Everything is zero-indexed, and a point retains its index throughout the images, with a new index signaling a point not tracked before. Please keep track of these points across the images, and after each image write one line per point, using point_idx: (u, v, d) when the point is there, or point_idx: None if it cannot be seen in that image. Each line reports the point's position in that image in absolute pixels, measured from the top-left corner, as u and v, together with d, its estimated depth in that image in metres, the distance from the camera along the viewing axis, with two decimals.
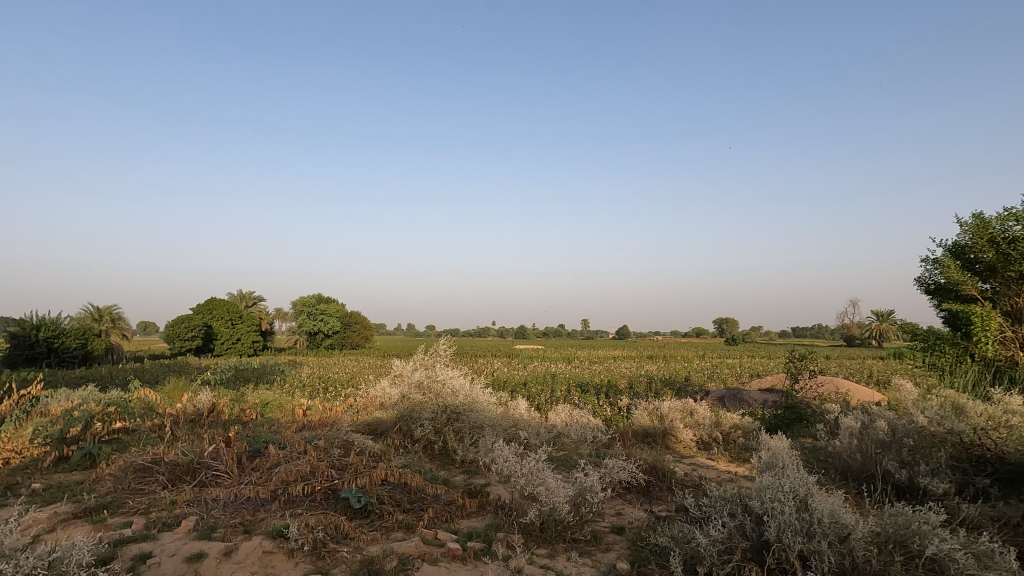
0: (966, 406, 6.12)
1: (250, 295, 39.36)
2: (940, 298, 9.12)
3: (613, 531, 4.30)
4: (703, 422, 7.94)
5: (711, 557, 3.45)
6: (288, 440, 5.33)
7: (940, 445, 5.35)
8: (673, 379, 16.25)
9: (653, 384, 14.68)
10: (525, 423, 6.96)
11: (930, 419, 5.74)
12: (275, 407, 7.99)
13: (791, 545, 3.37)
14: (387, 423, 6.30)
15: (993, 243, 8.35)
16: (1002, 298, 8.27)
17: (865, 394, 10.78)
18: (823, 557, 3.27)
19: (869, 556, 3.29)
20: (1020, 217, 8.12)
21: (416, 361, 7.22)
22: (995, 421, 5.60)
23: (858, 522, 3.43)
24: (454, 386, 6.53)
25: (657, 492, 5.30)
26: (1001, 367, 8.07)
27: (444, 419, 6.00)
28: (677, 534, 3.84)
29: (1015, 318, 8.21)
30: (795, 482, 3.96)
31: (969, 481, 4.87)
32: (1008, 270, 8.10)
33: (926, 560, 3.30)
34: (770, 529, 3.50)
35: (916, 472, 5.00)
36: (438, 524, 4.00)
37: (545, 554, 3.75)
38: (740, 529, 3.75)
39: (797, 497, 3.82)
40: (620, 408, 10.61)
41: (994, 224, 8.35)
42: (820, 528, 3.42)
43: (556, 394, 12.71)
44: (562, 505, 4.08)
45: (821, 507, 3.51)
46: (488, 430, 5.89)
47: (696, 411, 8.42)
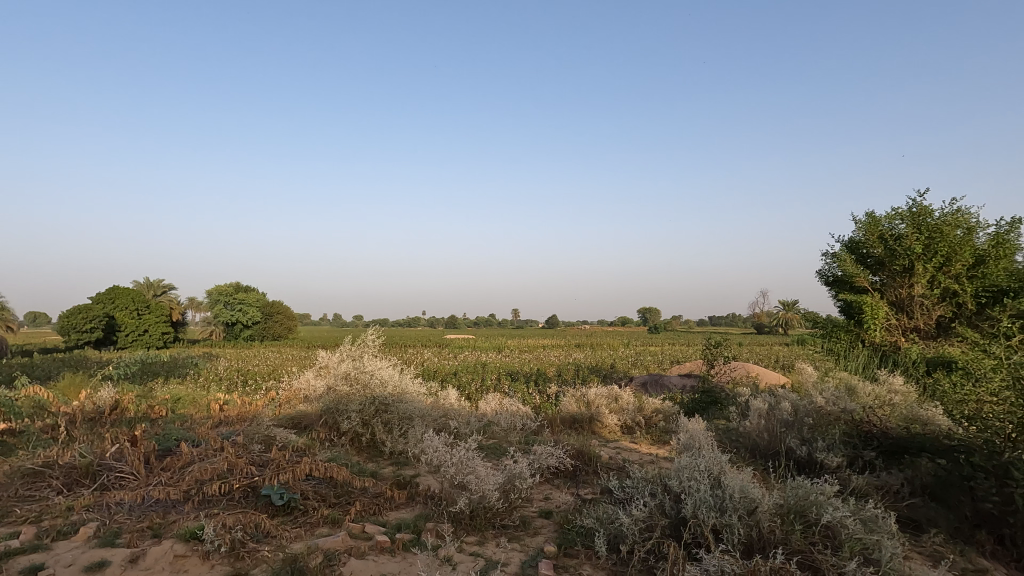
0: (858, 387, 6.80)
1: (158, 282, 36.57)
2: (836, 290, 9.99)
3: (541, 515, 4.43)
4: (627, 407, 8.29)
5: (633, 535, 3.65)
6: (202, 436, 5.04)
7: (835, 423, 5.92)
8: (599, 367, 16.73)
9: (579, 372, 15.15)
10: (455, 412, 6.96)
11: (827, 400, 6.32)
12: (188, 402, 7.52)
13: (705, 520, 3.61)
14: (311, 416, 6.09)
15: (882, 239, 9.30)
16: (889, 289, 9.25)
17: (772, 377, 11.66)
18: (734, 529, 3.54)
19: (773, 526, 3.59)
20: (904, 216, 9.11)
21: (342, 352, 7.00)
22: (881, 400, 6.33)
23: (763, 496, 3.73)
24: (383, 376, 6.41)
25: (584, 475, 5.50)
26: (886, 352, 8.99)
27: (372, 410, 5.89)
28: (602, 515, 4.00)
29: (898, 307, 9.22)
30: (710, 461, 4.22)
31: (859, 454, 5.48)
32: (895, 263, 9.10)
33: (821, 527, 3.65)
34: (687, 506, 3.72)
35: (815, 448, 5.50)
36: (365, 517, 3.93)
37: (475, 541, 3.80)
38: (660, 507, 3.96)
39: (712, 475, 4.08)
40: (549, 396, 10.85)
41: (883, 222, 9.30)
42: (731, 503, 3.68)
43: (486, 383, 12.83)
44: (492, 492, 4.13)
45: (732, 483, 3.78)
46: (418, 420, 5.84)
47: (620, 396, 8.78)
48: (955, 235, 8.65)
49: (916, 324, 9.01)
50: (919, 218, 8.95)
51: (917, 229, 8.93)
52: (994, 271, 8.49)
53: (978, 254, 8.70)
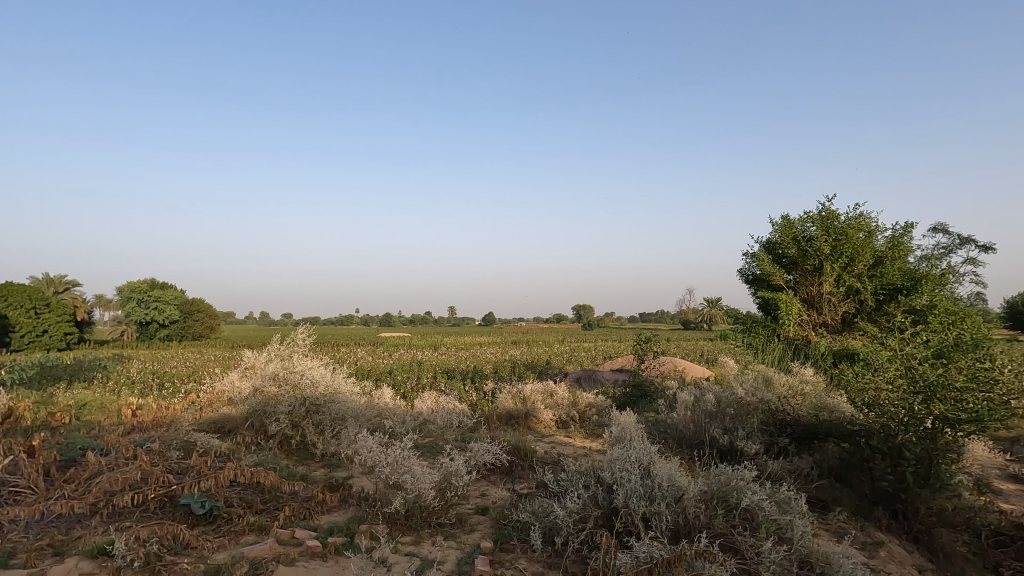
0: (774, 378, 7.29)
1: (60, 278, 33.48)
2: (754, 288, 10.64)
3: (477, 512, 4.45)
4: (562, 402, 8.46)
5: (567, 527, 3.74)
6: (112, 444, 4.66)
7: (753, 412, 6.31)
8: (535, 364, 16.94)
9: (516, 368, 15.29)
10: (389, 411, 6.84)
11: (747, 391, 6.74)
12: (96, 408, 6.93)
13: (636, 508, 3.75)
14: (236, 420, 5.78)
15: (795, 241, 10.01)
16: (802, 287, 9.96)
17: (697, 371, 12.26)
18: (662, 517, 3.71)
19: (698, 511, 3.80)
20: (815, 219, 9.84)
21: (270, 352, 6.69)
22: (793, 390, 6.82)
23: (689, 483, 3.94)
24: (315, 376, 6.19)
25: (519, 470, 5.57)
26: (798, 345, 9.68)
27: (303, 411, 5.67)
28: (538, 509, 4.06)
29: (809, 304, 9.95)
30: (640, 452, 4.40)
31: (774, 441, 5.88)
32: (806, 263, 9.81)
33: (741, 510, 3.90)
34: (619, 496, 3.85)
35: (735, 437, 5.85)
36: (295, 523, 3.80)
37: (410, 541, 3.76)
38: (594, 498, 4.07)
39: (642, 466, 4.25)
40: (485, 393, 10.88)
41: (796, 225, 10.01)
42: (660, 491, 3.85)
43: (422, 381, 12.69)
44: (428, 490, 4.09)
45: (660, 472, 3.95)
46: (351, 420, 5.70)
47: (555, 392, 8.95)
48: (858, 237, 9.44)
49: (824, 319, 9.76)
50: (827, 222, 9.70)
51: (825, 231, 9.68)
52: (889, 270, 9.35)
53: (877, 255, 9.54)
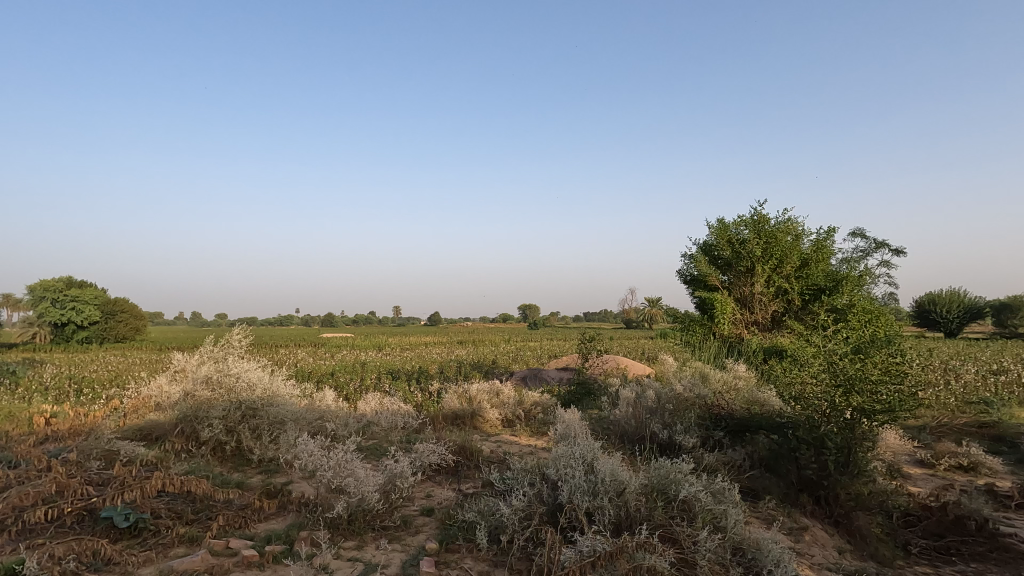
0: (710, 375, 7.62)
1: None
2: (692, 288, 11.07)
3: (422, 513, 4.41)
4: (507, 401, 8.50)
5: (513, 525, 3.78)
6: (23, 456, 4.31)
7: (691, 408, 6.57)
8: (481, 363, 16.94)
9: (462, 368, 15.24)
10: (331, 413, 6.65)
11: (685, 387, 7.02)
12: (3, 417, 6.37)
13: (580, 504, 3.83)
14: (164, 426, 5.47)
15: (729, 243, 10.48)
16: (735, 287, 10.45)
17: (639, 368, 12.63)
18: (605, 511, 3.81)
19: (639, 504, 3.92)
20: (747, 223, 10.35)
21: (202, 354, 6.37)
22: (728, 386, 7.16)
23: (630, 478, 4.06)
24: (251, 379, 5.93)
25: (465, 470, 5.55)
26: (732, 343, 10.15)
27: (238, 416, 5.41)
28: (483, 508, 4.07)
29: (742, 303, 10.45)
30: (584, 449, 4.49)
31: (710, 434, 6.16)
32: (740, 265, 10.30)
33: (679, 501, 4.06)
34: (564, 492, 3.92)
35: (674, 431, 6.08)
36: (230, 532, 3.64)
37: (353, 546, 3.68)
38: (539, 496, 4.12)
39: (586, 462, 4.34)
40: (431, 394, 10.78)
41: (731, 228, 10.49)
42: (603, 486, 3.95)
43: (366, 382, 12.43)
44: (371, 494, 4.02)
45: (603, 468, 4.06)
46: (291, 424, 5.51)
47: (501, 391, 8.99)
48: (786, 240, 10.02)
49: (756, 318, 10.29)
50: (759, 225, 10.24)
51: (757, 235, 10.21)
52: (814, 272, 9.98)
53: (803, 257, 10.15)
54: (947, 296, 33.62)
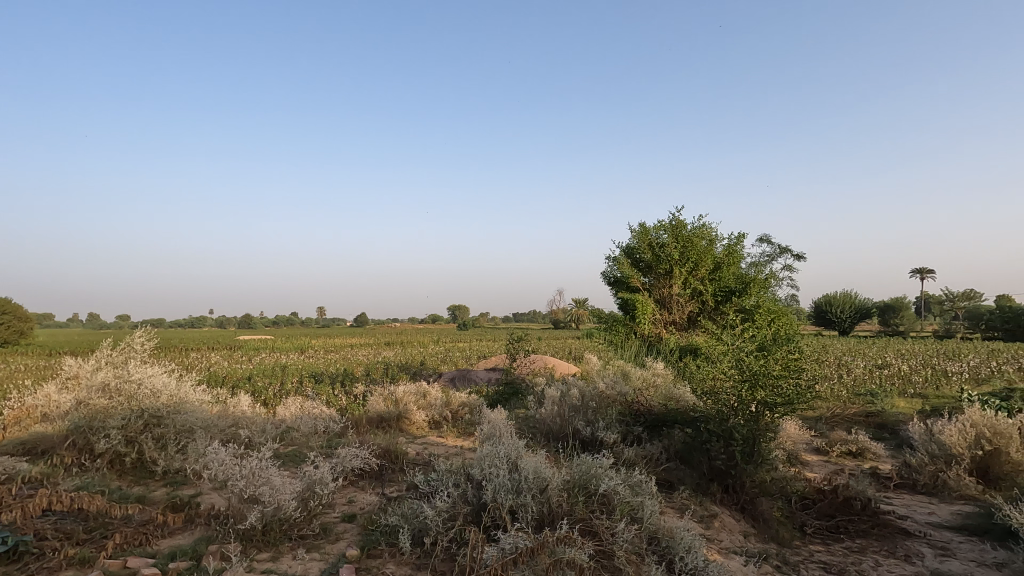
0: (631, 373, 7.94)
1: None
2: (615, 289, 11.46)
3: (343, 520, 4.30)
4: (434, 402, 8.44)
5: (437, 527, 3.76)
6: None
7: (612, 405, 6.81)
8: (408, 365, 16.69)
9: (389, 370, 14.96)
10: (247, 420, 6.31)
11: (607, 385, 7.27)
12: None
13: (503, 503, 3.88)
14: (53, 438, 4.98)
15: (650, 246, 10.96)
16: (655, 289, 10.93)
17: (565, 368, 12.93)
18: (528, 508, 3.88)
19: (561, 500, 4.02)
20: (666, 228, 10.86)
21: (98, 358, 5.84)
22: (647, 383, 7.50)
23: (553, 474, 4.16)
24: (156, 385, 5.52)
25: (389, 474, 5.46)
26: (652, 342, 10.62)
27: (139, 425, 5.01)
28: (407, 511, 4.02)
29: (661, 304, 10.95)
30: (509, 448, 4.55)
31: (630, 430, 6.43)
32: (659, 267, 10.79)
33: (599, 495, 4.21)
34: (488, 492, 3.95)
35: (596, 428, 6.29)
36: (129, 550, 3.38)
37: (267, 558, 3.53)
38: (463, 496, 4.13)
39: (510, 460, 4.40)
40: (355, 397, 10.49)
41: (651, 232, 10.97)
42: (527, 484, 4.02)
43: (286, 386, 11.90)
44: (288, 502, 3.87)
45: (527, 466, 4.13)
46: (200, 432, 5.18)
47: (428, 393, 8.90)
48: (701, 245, 10.62)
49: (673, 318, 10.82)
50: (676, 230, 10.78)
51: (675, 239, 10.74)
52: (725, 274, 10.64)
53: (716, 261, 10.79)
54: (841, 297, 36.89)
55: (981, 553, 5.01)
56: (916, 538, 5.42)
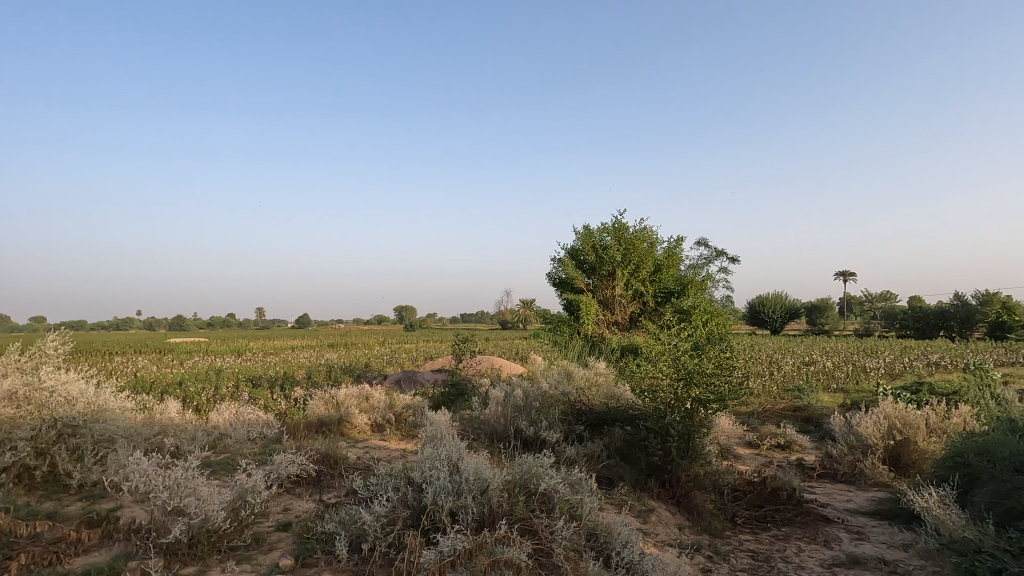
0: (574, 372, 8.08)
1: None
2: (560, 291, 11.62)
3: (278, 529, 4.16)
4: (377, 405, 8.28)
5: (375, 532, 3.70)
6: None
7: (555, 404, 6.90)
8: (352, 367, 16.29)
9: (332, 373, 14.58)
10: (175, 427, 5.99)
11: (551, 385, 7.37)
12: None
13: (443, 505, 3.86)
14: None
15: (594, 248, 11.18)
16: (599, 290, 11.16)
17: (511, 368, 13.00)
18: (468, 510, 3.88)
19: (501, 501, 4.04)
20: (609, 230, 11.12)
21: (4, 364, 5.36)
22: (589, 382, 7.65)
23: (493, 474, 4.18)
24: (71, 392, 5.15)
25: (328, 480, 5.32)
26: (595, 342, 10.84)
27: (51, 436, 4.62)
28: (344, 517, 3.94)
29: (604, 305, 11.19)
30: (450, 450, 4.53)
31: (572, 429, 6.54)
32: (602, 269, 11.04)
33: (540, 495, 4.25)
34: (428, 495, 3.92)
35: (539, 428, 6.36)
36: (36, 571, 3.15)
37: (194, 573, 3.37)
38: (403, 500, 4.08)
39: (451, 462, 4.38)
40: (295, 401, 10.15)
41: (595, 234, 11.20)
42: (467, 485, 4.02)
43: (220, 391, 11.38)
44: (217, 512, 3.70)
45: (467, 467, 4.13)
46: (122, 442, 4.87)
47: (371, 395, 8.73)
48: (642, 247, 10.94)
49: (615, 318, 11.09)
50: (619, 233, 11.06)
51: (617, 241, 11.02)
52: (665, 276, 11.01)
53: (657, 263, 11.15)
54: (773, 298, 38.89)
55: (891, 535, 5.41)
56: (835, 524, 5.79)
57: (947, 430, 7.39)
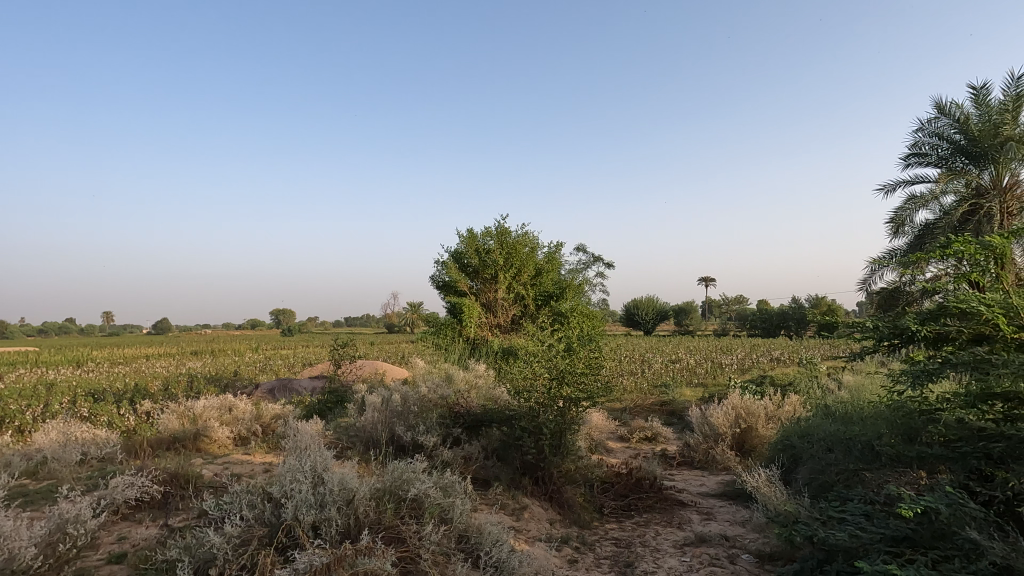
0: (454, 376, 8.07)
1: None
2: (443, 293, 11.56)
3: (109, 561, 3.68)
4: (242, 416, 7.66)
5: (224, 554, 3.40)
6: None
7: (434, 408, 6.83)
8: (219, 375, 14.94)
9: (193, 383, 13.27)
10: None
11: (430, 389, 7.29)
12: None
13: (304, 519, 3.66)
14: None
15: (477, 252, 11.28)
16: (482, 293, 11.29)
17: (394, 372, 12.72)
18: (331, 522, 3.70)
19: (368, 510, 3.91)
20: (493, 234, 11.29)
21: None
22: (469, 385, 7.68)
23: (360, 483, 4.02)
24: None
25: (176, 501, 4.80)
26: (478, 345, 10.95)
27: None
28: (189, 541, 3.57)
29: (487, 308, 11.33)
30: (315, 460, 4.29)
31: (449, 432, 6.51)
32: (485, 272, 11.18)
33: (410, 501, 4.17)
34: (287, 510, 3.68)
35: (416, 432, 6.26)
36: None
37: None
38: (259, 517, 3.80)
39: (315, 473, 4.15)
40: (145, 415, 9.08)
41: (479, 238, 11.31)
42: (331, 497, 3.84)
43: (50, 407, 9.87)
44: (28, 549, 3.19)
45: (332, 477, 3.94)
46: None
47: (235, 406, 8.06)
48: (523, 252, 11.25)
49: (498, 321, 11.28)
50: (502, 237, 11.27)
51: (500, 245, 11.23)
52: (545, 280, 11.40)
53: (538, 267, 11.53)
54: (646, 301, 41.98)
55: (734, 513, 6.05)
56: (689, 507, 6.35)
57: (781, 416, 8.42)
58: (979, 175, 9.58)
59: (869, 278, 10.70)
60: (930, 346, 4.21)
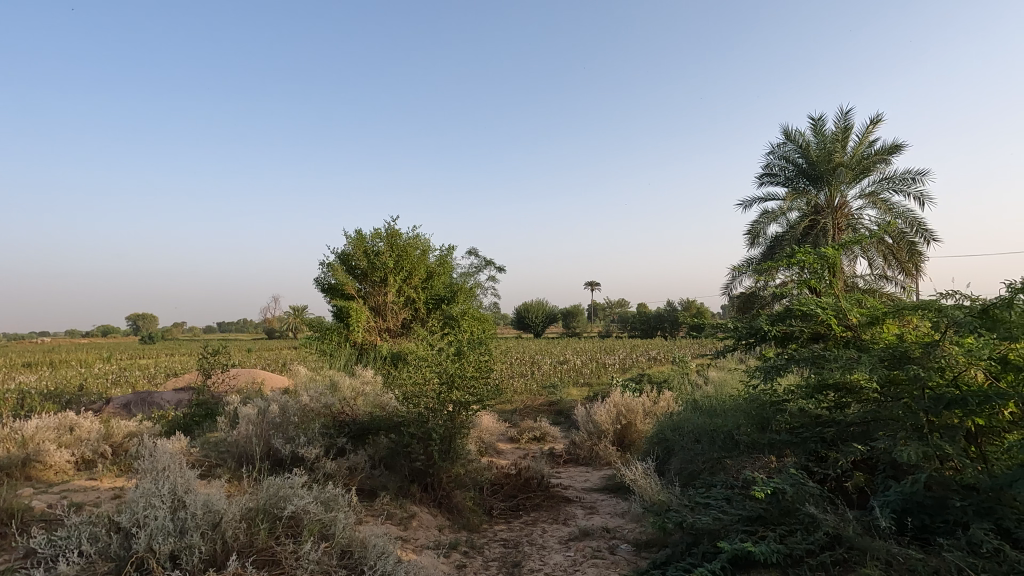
0: (339, 382, 7.68)
1: None
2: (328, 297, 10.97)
3: None
4: (86, 437, 6.70)
5: None
6: None
7: (316, 418, 6.44)
8: (58, 390, 12.93)
9: (23, 400, 11.38)
10: None
11: (312, 397, 6.87)
12: None
13: (161, 549, 3.27)
14: None
15: (366, 253, 10.87)
16: (370, 296, 10.91)
17: (274, 381, 11.90)
18: (193, 550, 3.34)
19: (238, 532, 3.59)
20: (382, 236, 10.95)
21: None
22: (354, 392, 7.36)
23: (229, 504, 3.68)
24: None
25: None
26: (366, 350, 10.57)
27: None
28: None
29: (376, 312, 10.97)
30: (175, 481, 3.85)
31: (333, 442, 6.19)
32: (374, 275, 10.81)
33: (287, 519, 3.90)
34: (139, 541, 3.26)
35: (297, 445, 5.86)
36: None
37: None
38: (105, 551, 3.34)
39: (175, 496, 3.73)
40: None
41: (367, 239, 10.90)
42: (193, 522, 3.46)
43: None
44: None
45: (195, 500, 3.55)
46: None
47: (77, 425, 7.02)
48: (415, 255, 11.05)
49: (387, 325, 10.97)
50: (392, 239, 10.96)
51: (390, 248, 10.91)
52: (436, 283, 11.28)
53: (429, 270, 11.37)
54: (536, 305, 43.24)
55: (614, 505, 6.39)
56: (574, 502, 6.61)
57: (656, 412, 9.06)
58: (817, 195, 10.99)
59: (730, 283, 11.87)
60: (778, 344, 4.72)
